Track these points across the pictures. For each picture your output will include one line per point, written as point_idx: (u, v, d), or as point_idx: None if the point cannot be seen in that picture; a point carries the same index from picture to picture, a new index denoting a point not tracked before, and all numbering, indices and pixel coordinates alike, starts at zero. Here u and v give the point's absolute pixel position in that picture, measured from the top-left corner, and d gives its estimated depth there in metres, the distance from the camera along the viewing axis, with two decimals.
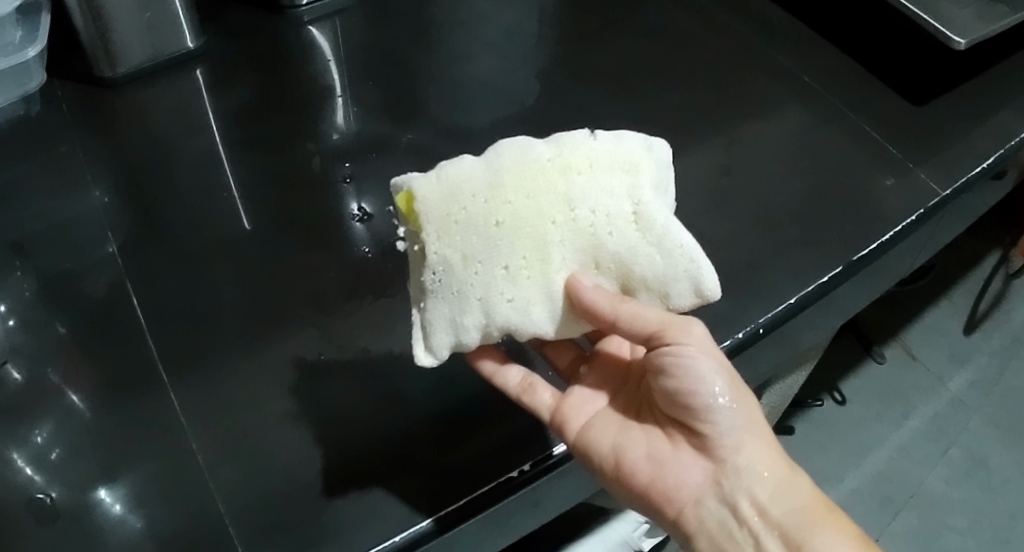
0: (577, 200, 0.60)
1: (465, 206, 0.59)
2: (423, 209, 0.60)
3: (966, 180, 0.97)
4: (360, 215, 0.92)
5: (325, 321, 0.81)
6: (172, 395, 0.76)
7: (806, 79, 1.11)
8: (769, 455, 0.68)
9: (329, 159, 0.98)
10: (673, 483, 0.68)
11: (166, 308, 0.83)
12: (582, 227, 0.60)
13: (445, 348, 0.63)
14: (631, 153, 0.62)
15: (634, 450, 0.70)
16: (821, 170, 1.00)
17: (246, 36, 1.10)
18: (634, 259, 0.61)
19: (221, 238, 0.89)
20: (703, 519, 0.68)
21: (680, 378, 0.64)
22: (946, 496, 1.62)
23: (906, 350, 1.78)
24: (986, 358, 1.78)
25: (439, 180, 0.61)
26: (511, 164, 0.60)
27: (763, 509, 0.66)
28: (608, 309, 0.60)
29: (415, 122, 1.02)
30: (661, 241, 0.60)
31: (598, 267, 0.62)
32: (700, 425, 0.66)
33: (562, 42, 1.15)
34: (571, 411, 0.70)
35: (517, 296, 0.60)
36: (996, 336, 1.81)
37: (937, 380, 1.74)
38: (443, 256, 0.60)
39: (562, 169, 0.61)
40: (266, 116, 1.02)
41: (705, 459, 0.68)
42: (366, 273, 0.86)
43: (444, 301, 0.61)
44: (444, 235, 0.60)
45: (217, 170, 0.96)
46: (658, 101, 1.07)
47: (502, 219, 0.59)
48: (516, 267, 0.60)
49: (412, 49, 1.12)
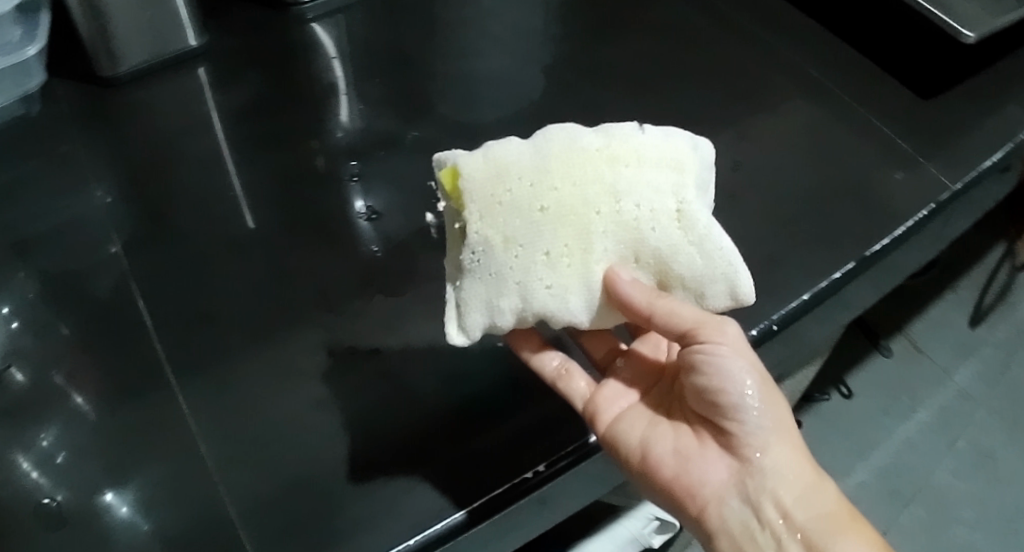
0: (623, 193, 0.61)
1: (512, 188, 0.61)
2: (472, 187, 0.62)
3: (976, 173, 0.97)
4: (367, 213, 0.91)
5: (334, 320, 0.81)
6: (178, 397, 0.75)
7: (813, 73, 1.10)
8: (796, 457, 0.66)
9: (334, 157, 0.97)
10: (698, 480, 0.67)
11: (172, 309, 0.82)
12: (625, 220, 0.61)
13: (479, 326, 0.64)
14: (678, 152, 0.64)
15: (662, 444, 0.69)
16: (830, 165, 0.99)
17: (250, 34, 1.09)
18: (676, 255, 0.62)
19: (226, 237, 0.89)
20: (727, 519, 0.66)
21: (711, 374, 0.64)
22: (954, 488, 1.62)
23: (913, 343, 1.77)
24: (994, 350, 1.77)
25: (490, 159, 0.62)
26: (561, 152, 0.62)
27: (786, 513, 0.65)
28: (641, 300, 0.61)
29: (421, 120, 1.02)
30: (705, 240, 0.61)
31: (638, 259, 0.63)
32: (728, 423, 0.66)
33: (567, 38, 1.14)
34: (604, 402, 0.71)
35: (555, 284, 0.61)
36: (1003, 328, 1.80)
37: (945, 372, 1.74)
38: (487, 235, 0.61)
39: (611, 162, 0.62)
40: (271, 115, 1.01)
41: (732, 459, 0.67)
42: (374, 272, 0.85)
43: (483, 279, 0.62)
44: (488, 213, 0.61)
45: (221, 169, 0.95)
46: (665, 96, 1.07)
47: (547, 206, 0.60)
48: (556, 254, 0.61)
49: (417, 45, 1.11)
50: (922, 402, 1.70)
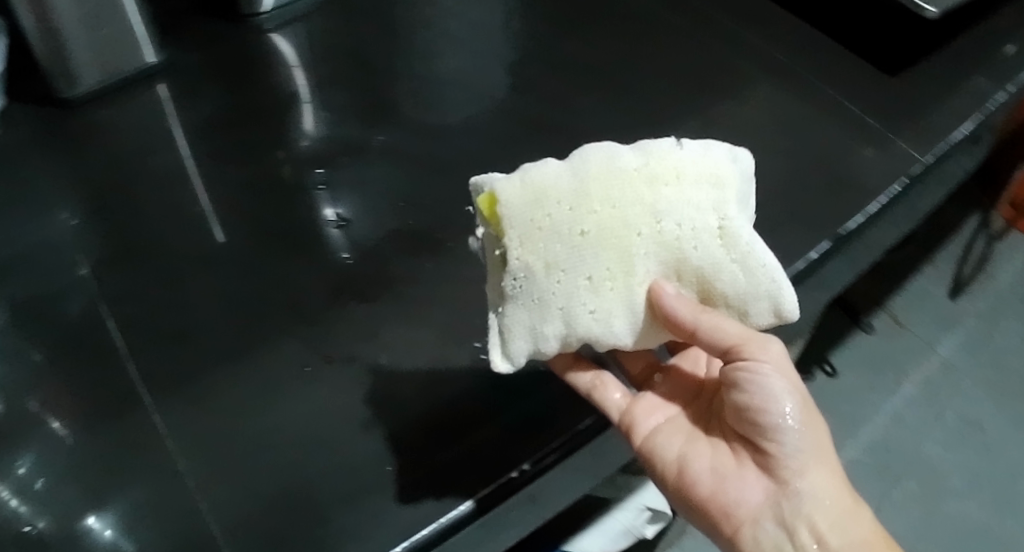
0: (664, 212, 0.57)
1: (551, 212, 0.58)
2: (509, 213, 0.59)
3: (946, 146, 0.98)
4: (338, 221, 0.90)
5: (311, 331, 0.79)
6: (155, 417, 0.73)
7: (777, 56, 1.10)
8: (833, 482, 0.67)
9: (301, 166, 0.95)
10: (735, 501, 0.67)
11: (145, 328, 0.79)
12: (666, 240, 0.57)
13: (523, 353, 0.61)
14: (718, 166, 0.60)
15: (701, 461, 0.68)
16: (800, 146, 0.99)
17: (207, 48, 1.06)
18: (719, 275, 0.58)
19: (195, 252, 0.86)
20: (761, 541, 0.66)
21: (752, 394, 0.63)
22: (944, 461, 1.63)
23: (894, 319, 1.79)
24: (975, 321, 1.79)
25: (528, 183, 0.59)
26: (600, 172, 0.59)
27: (818, 536, 0.65)
28: (688, 321, 0.58)
29: (387, 125, 1.00)
30: (748, 258, 0.57)
31: (681, 278, 0.59)
32: (766, 443, 0.65)
33: (531, 34, 1.13)
34: (640, 414, 0.69)
35: (598, 310, 0.58)
36: (982, 298, 1.83)
37: (927, 344, 1.76)
38: (526, 261, 0.59)
39: (652, 179, 0.58)
40: (233, 128, 0.98)
41: (768, 480, 0.67)
42: (350, 281, 0.83)
43: (524, 305, 0.60)
44: (527, 239, 0.58)
45: (186, 184, 0.93)
46: (632, 88, 1.06)
47: (588, 230, 0.57)
48: (599, 278, 0.58)
49: (381, 50, 1.09)
50: (906, 375, 1.72)
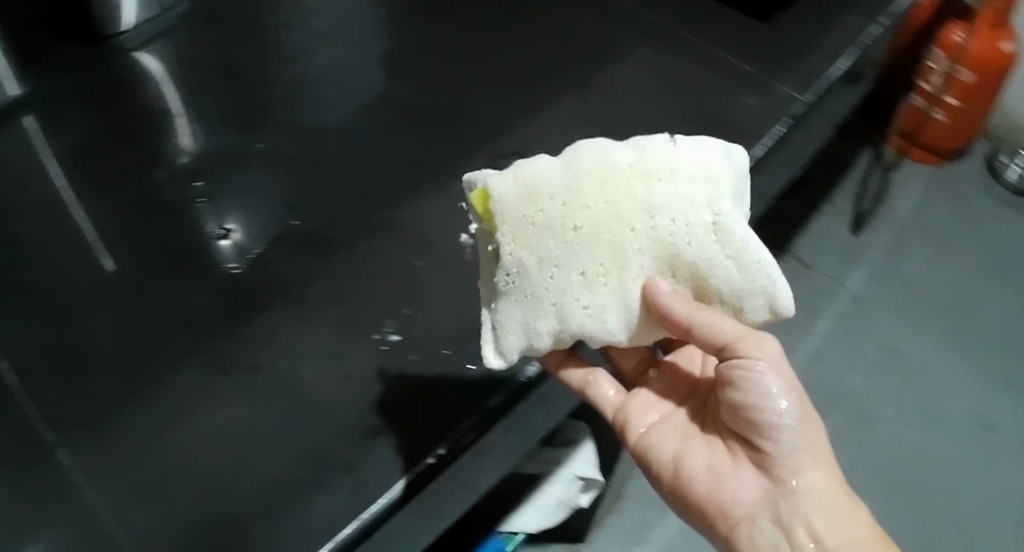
0: (658, 208, 0.48)
1: (544, 206, 0.48)
2: (501, 206, 0.49)
3: (826, 85, 0.94)
4: (223, 234, 0.79)
5: (210, 353, 0.68)
6: (68, 459, 0.61)
7: (652, 16, 1.05)
8: (832, 482, 0.57)
9: (179, 183, 0.83)
10: (728, 498, 0.58)
11: (35, 360, 0.68)
12: (661, 236, 0.48)
13: (516, 348, 0.52)
14: (717, 158, 0.50)
15: (696, 456, 0.60)
16: (685, 101, 0.94)
17: (64, 72, 0.91)
18: (715, 272, 0.48)
19: (67, 280, 0.74)
20: (758, 543, 0.57)
21: (746, 390, 0.54)
22: (867, 391, 1.41)
23: (799, 262, 1.57)
24: (879, 254, 1.58)
25: (522, 171, 0.50)
26: (595, 164, 0.49)
27: (820, 539, 0.56)
28: (682, 316, 0.48)
29: (263, 129, 0.90)
30: (746, 254, 0.47)
31: (676, 275, 0.49)
32: (760, 440, 0.57)
33: (401, 18, 1.03)
34: (637, 411, 0.62)
35: (593, 306, 0.49)
36: (883, 231, 1.62)
37: (834, 281, 1.55)
38: (520, 257, 0.49)
39: (649, 169, 0.49)
40: (100, 154, 0.85)
41: (764, 477, 0.58)
42: (241, 295, 0.73)
43: (518, 302, 0.50)
44: (521, 234, 0.49)
45: (66, 214, 0.80)
46: (509, 64, 0.99)
47: (581, 224, 0.48)
48: (593, 274, 0.48)
49: (248, 51, 0.98)
50: (819, 314, 1.50)
